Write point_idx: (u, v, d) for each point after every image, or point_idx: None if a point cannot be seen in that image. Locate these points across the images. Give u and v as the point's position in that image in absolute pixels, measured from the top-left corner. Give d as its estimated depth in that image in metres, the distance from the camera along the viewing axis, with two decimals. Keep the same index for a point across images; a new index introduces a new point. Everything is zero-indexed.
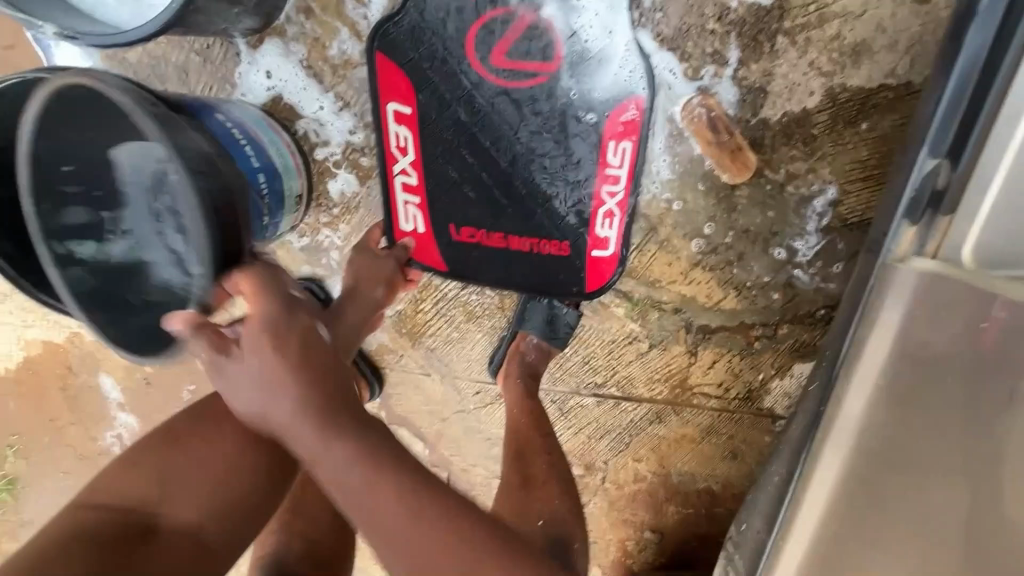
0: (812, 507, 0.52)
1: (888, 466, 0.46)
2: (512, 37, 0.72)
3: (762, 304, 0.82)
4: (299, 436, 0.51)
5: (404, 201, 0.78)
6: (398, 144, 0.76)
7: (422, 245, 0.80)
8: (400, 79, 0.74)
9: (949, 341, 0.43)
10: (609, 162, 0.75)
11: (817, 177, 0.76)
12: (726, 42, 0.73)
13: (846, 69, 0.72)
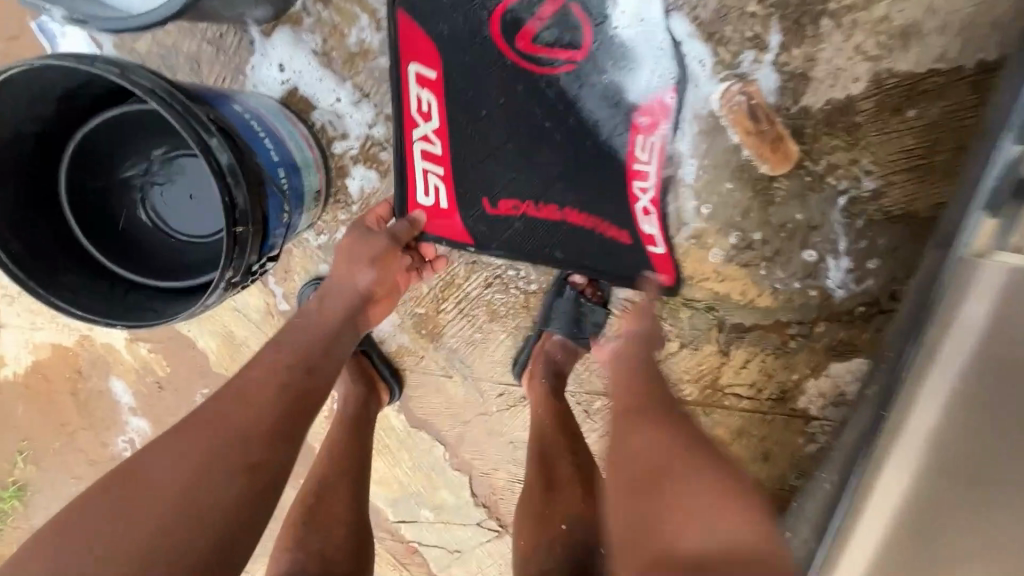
0: (877, 515, 0.52)
1: (973, 474, 0.47)
2: (541, 21, 0.68)
3: (800, 301, 0.78)
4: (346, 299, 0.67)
5: (424, 170, 0.72)
6: (421, 109, 0.70)
7: (441, 219, 0.74)
8: (429, 47, 0.69)
9: None
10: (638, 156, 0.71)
11: (860, 168, 0.72)
12: (766, 26, 0.69)
13: (895, 54, 0.68)
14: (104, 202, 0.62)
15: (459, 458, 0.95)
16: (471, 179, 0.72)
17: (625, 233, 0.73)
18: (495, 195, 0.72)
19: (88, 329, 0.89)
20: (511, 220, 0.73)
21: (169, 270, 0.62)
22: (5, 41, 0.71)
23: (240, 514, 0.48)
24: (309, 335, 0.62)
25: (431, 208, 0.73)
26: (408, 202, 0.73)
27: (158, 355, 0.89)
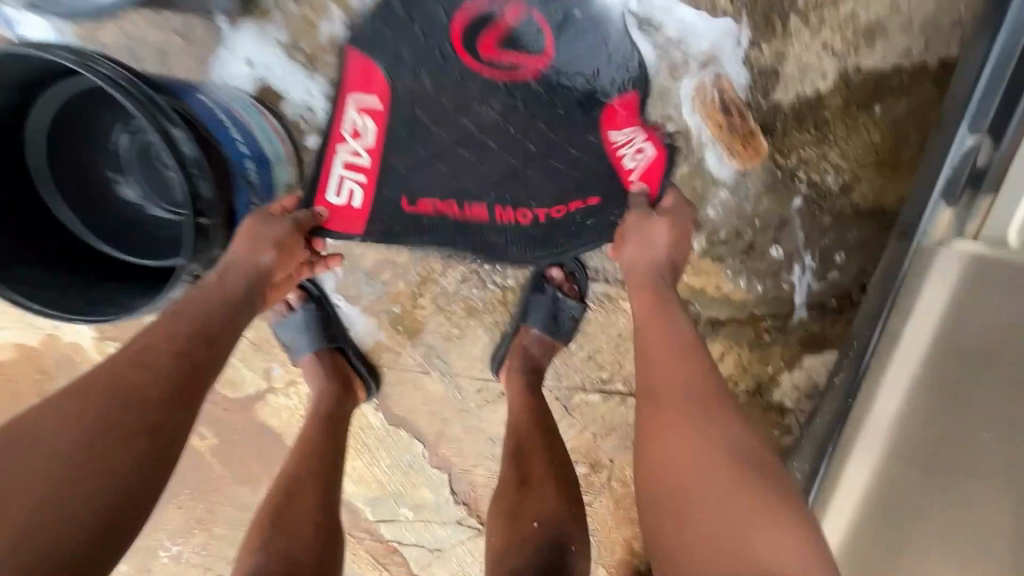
0: (849, 493, 0.57)
1: (946, 457, 0.49)
2: (502, 29, 0.69)
3: (773, 293, 0.79)
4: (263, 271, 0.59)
5: (341, 175, 0.70)
6: (353, 127, 0.70)
7: (341, 221, 0.70)
8: (375, 73, 0.69)
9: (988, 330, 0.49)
10: (617, 136, 0.71)
11: (829, 163, 0.73)
12: (737, 24, 0.71)
13: (861, 50, 0.70)
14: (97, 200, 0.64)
15: (438, 456, 0.95)
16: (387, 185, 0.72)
17: (587, 198, 0.72)
18: (412, 198, 0.72)
19: (55, 328, 0.86)
20: (421, 217, 0.72)
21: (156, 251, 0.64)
22: None
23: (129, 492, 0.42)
24: (206, 310, 0.54)
25: (342, 208, 0.70)
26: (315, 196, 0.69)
27: None
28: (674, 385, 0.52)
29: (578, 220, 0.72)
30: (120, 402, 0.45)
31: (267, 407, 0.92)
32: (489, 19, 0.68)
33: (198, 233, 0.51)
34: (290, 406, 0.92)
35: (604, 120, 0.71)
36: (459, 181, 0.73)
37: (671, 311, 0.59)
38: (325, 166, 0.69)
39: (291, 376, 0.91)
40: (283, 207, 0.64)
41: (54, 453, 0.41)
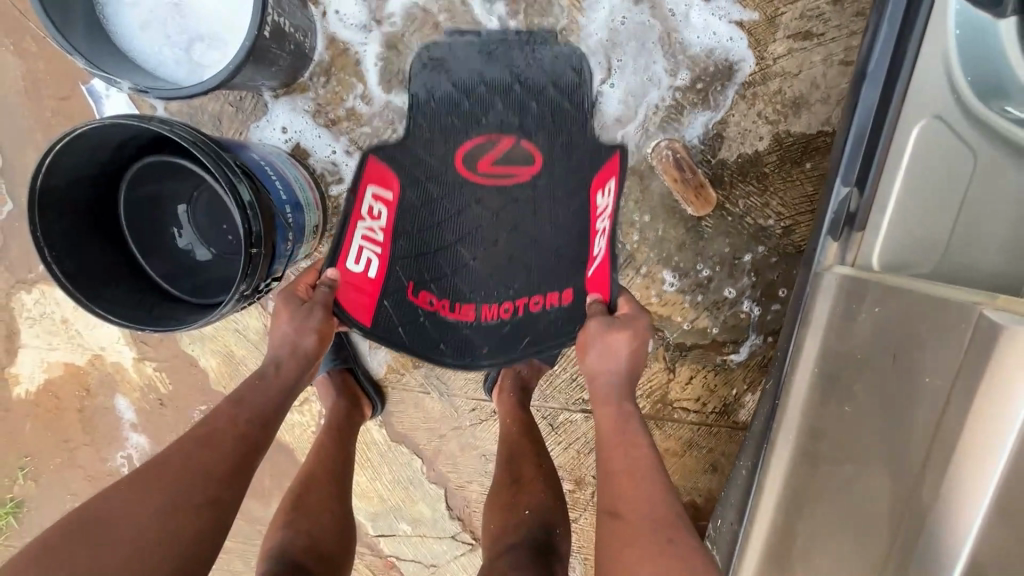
0: (772, 491, 0.63)
1: (833, 452, 0.55)
2: (496, 155, 0.79)
3: (731, 322, 0.91)
4: (306, 348, 0.69)
5: (360, 244, 0.73)
6: (370, 212, 0.75)
7: (360, 295, 0.74)
8: (390, 176, 0.77)
9: (860, 342, 0.54)
10: (600, 206, 0.72)
11: (770, 209, 0.87)
12: (684, 96, 0.85)
13: (789, 118, 0.84)
14: (157, 245, 0.72)
15: (435, 472, 1.04)
16: (404, 266, 0.76)
17: (563, 290, 0.74)
18: (418, 284, 0.76)
19: (100, 349, 0.97)
20: (418, 309, 0.75)
21: (201, 289, 0.73)
22: (58, 100, 0.84)
23: (202, 551, 0.53)
24: (267, 398, 0.66)
25: (359, 279, 0.74)
26: (337, 262, 0.73)
27: (163, 374, 0.98)
28: (636, 505, 0.56)
29: (550, 322, 0.74)
30: (197, 476, 0.56)
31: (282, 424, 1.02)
32: (485, 145, 0.79)
33: (250, 260, 0.64)
34: (301, 424, 1.01)
35: (591, 194, 0.75)
36: (470, 281, 0.77)
37: (630, 425, 0.64)
38: (347, 238, 0.73)
39: (305, 395, 1.01)
40: (309, 284, 0.72)
41: (153, 506, 0.52)
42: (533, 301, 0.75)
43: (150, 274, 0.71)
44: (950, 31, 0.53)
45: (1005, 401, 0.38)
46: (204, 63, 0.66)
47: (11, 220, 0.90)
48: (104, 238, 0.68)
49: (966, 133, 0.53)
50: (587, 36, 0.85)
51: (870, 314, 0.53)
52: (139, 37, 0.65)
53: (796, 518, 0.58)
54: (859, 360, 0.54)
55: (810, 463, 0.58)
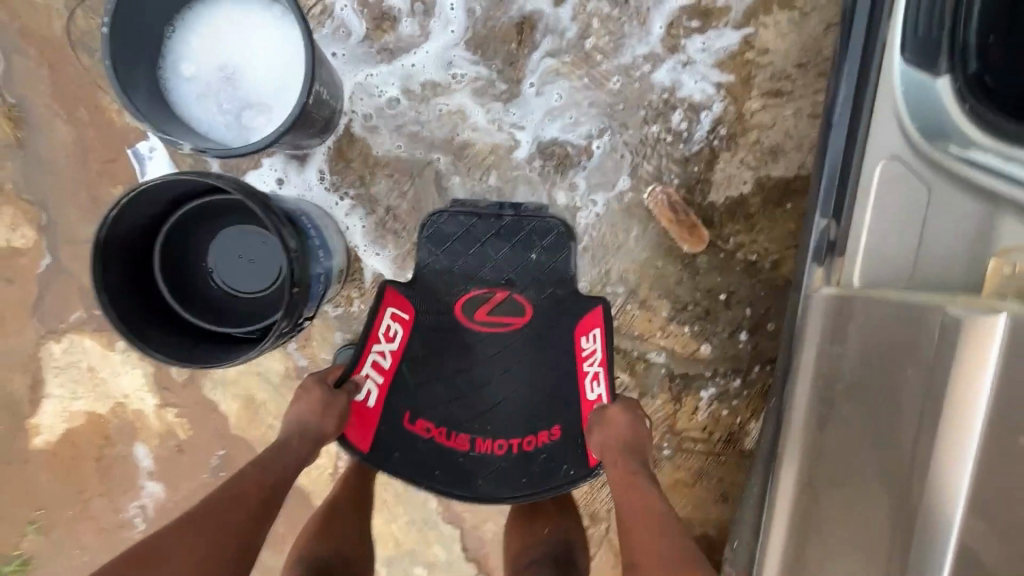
0: (782, 512, 0.68)
1: (835, 480, 0.60)
2: (491, 304, 0.83)
3: (730, 352, 0.98)
4: (300, 406, 0.74)
5: (367, 373, 0.79)
6: (387, 333, 0.80)
7: (361, 424, 0.78)
8: (405, 302, 0.81)
9: (850, 366, 0.60)
10: (584, 351, 0.80)
11: (758, 244, 0.95)
12: (675, 148, 0.94)
13: (769, 165, 0.93)
14: (195, 278, 0.77)
15: (450, 512, 1.04)
16: (401, 396, 0.81)
17: (552, 428, 0.80)
18: (414, 414, 0.80)
19: (123, 397, 0.99)
20: (416, 437, 0.79)
21: (237, 317, 0.78)
22: (103, 162, 0.91)
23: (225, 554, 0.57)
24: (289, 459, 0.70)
25: (357, 400, 0.78)
26: (367, 400, 0.79)
27: (182, 420, 1.00)
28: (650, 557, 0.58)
29: (544, 461, 0.79)
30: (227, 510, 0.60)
31: None
32: (481, 293, 0.83)
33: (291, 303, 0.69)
34: (311, 476, 1.00)
35: (574, 337, 0.81)
36: (438, 404, 0.81)
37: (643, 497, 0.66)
38: (359, 361, 0.78)
39: None
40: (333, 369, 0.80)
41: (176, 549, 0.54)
42: (526, 441, 0.80)
43: (194, 320, 0.75)
44: (893, 82, 0.64)
45: (968, 413, 0.43)
46: (251, 127, 0.74)
47: (47, 272, 0.95)
48: (146, 276, 0.73)
49: (922, 170, 0.62)
50: (584, 99, 0.93)
51: (857, 345, 0.59)
52: (195, 106, 0.74)
53: (809, 527, 0.64)
54: (848, 386, 0.60)
55: (813, 479, 0.65)
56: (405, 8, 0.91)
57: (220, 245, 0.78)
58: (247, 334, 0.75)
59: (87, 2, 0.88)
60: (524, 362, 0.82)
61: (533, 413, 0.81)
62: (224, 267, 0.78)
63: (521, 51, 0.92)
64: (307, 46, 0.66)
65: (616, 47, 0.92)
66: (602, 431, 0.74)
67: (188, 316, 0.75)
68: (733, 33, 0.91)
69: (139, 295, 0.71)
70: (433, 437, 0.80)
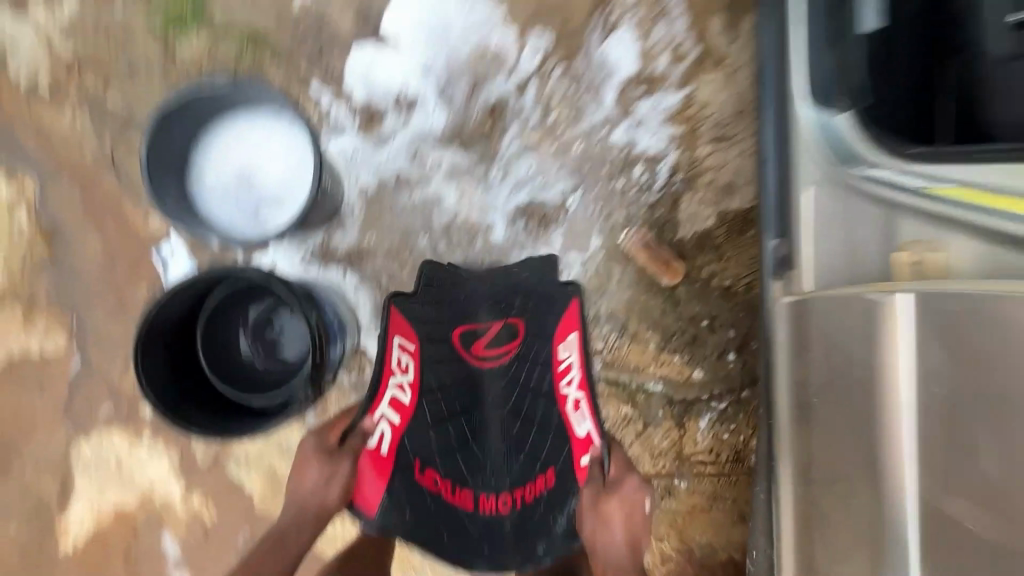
0: (787, 514, 0.74)
1: (824, 478, 0.66)
2: (488, 337, 0.87)
3: (721, 373, 1.05)
4: (304, 473, 0.88)
5: (381, 416, 0.86)
6: (398, 363, 0.86)
7: (380, 467, 0.86)
8: (411, 326, 0.88)
9: (818, 373, 0.66)
10: (560, 362, 0.88)
11: (729, 270, 1.04)
12: (640, 195, 1.05)
13: (725, 200, 1.04)
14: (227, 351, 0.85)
15: None
16: (410, 438, 0.86)
17: (547, 471, 0.86)
18: (422, 463, 0.86)
19: (150, 487, 1.02)
20: (426, 489, 0.85)
21: (266, 385, 0.86)
22: (130, 266, 1.01)
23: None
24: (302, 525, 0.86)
25: (369, 447, 0.87)
26: (377, 447, 0.86)
27: (208, 503, 1.03)
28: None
29: (542, 513, 0.86)
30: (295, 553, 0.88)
31: (325, 536, 1.02)
32: (477, 328, 0.87)
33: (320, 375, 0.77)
34: (334, 545, 1.02)
35: (552, 346, 0.88)
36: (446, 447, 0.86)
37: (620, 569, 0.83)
38: (375, 403, 0.87)
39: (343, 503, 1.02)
40: (331, 430, 0.91)
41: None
42: (526, 491, 0.86)
43: (228, 391, 0.84)
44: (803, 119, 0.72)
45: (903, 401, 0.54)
46: (268, 219, 0.84)
47: (77, 373, 1.01)
48: (185, 355, 0.81)
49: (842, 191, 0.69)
50: (554, 163, 1.03)
51: (821, 352, 0.66)
52: (219, 205, 0.84)
53: (811, 522, 0.69)
54: (819, 390, 0.66)
55: (806, 478, 0.70)
56: (390, 105, 1.01)
57: (250, 322, 0.87)
58: (276, 400, 0.83)
59: (111, 130, 1.00)
60: (524, 403, 0.88)
61: (530, 460, 0.86)
62: (257, 342, 0.87)
63: (494, 128, 1.02)
64: (315, 151, 0.78)
65: (576, 116, 1.02)
66: (597, 521, 0.86)
67: (222, 386, 0.83)
68: (676, 93, 1.03)
69: (179, 371, 0.80)
70: (441, 488, 0.85)
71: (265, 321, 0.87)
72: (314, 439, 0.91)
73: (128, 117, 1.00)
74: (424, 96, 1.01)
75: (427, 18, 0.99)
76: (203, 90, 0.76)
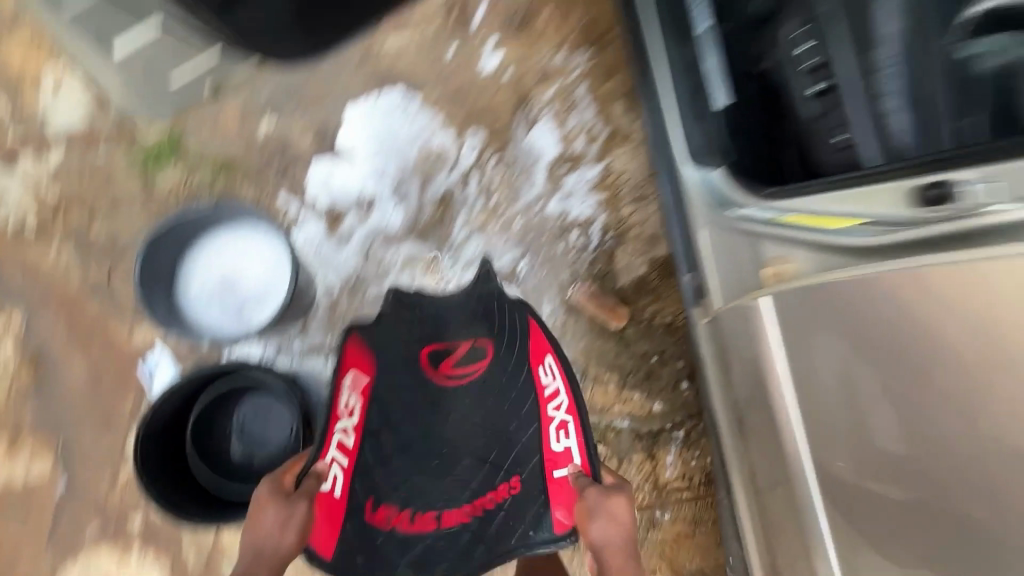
0: (747, 514, 0.83)
1: (766, 476, 0.76)
2: (457, 355, 0.96)
3: (679, 401, 1.16)
4: (261, 519, 0.71)
5: (333, 457, 0.79)
6: (346, 407, 0.83)
7: (329, 514, 0.77)
8: (366, 362, 0.89)
9: (741, 386, 0.77)
10: (544, 382, 0.87)
11: (668, 308, 1.18)
12: (580, 254, 1.19)
13: (653, 249, 1.20)
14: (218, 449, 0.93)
15: None
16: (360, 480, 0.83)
17: (511, 479, 0.87)
18: (376, 500, 0.83)
19: None
20: (377, 526, 0.82)
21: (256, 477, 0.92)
22: (116, 381, 1.06)
23: None
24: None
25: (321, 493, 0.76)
26: (330, 492, 0.78)
27: None
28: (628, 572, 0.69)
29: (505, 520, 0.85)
30: None
31: None
32: (448, 348, 0.97)
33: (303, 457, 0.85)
34: None
35: (533, 369, 0.90)
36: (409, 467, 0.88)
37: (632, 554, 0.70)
38: (324, 446, 0.79)
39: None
40: (284, 476, 0.78)
41: None
42: (487, 497, 0.87)
43: (219, 487, 0.90)
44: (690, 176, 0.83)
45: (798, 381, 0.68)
46: (249, 316, 0.94)
47: (64, 494, 1.03)
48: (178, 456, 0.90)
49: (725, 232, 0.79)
50: (501, 236, 1.18)
51: (742, 369, 0.76)
52: (204, 309, 0.94)
53: (768, 520, 0.77)
54: (747, 401, 0.77)
55: (757, 483, 0.79)
56: (351, 206, 1.15)
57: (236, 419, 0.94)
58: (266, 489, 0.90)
59: (95, 259, 1.09)
60: (493, 425, 0.92)
61: (494, 469, 0.89)
62: (243, 437, 0.94)
63: (444, 213, 1.17)
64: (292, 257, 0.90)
65: (513, 194, 1.18)
66: (599, 517, 0.73)
67: (215, 482, 0.91)
68: (595, 166, 1.19)
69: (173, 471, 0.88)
70: (396, 524, 0.83)
71: (249, 416, 0.94)
72: (266, 485, 0.76)
73: (112, 245, 1.10)
74: (381, 195, 1.16)
75: (376, 133, 1.17)
76: (192, 213, 0.89)
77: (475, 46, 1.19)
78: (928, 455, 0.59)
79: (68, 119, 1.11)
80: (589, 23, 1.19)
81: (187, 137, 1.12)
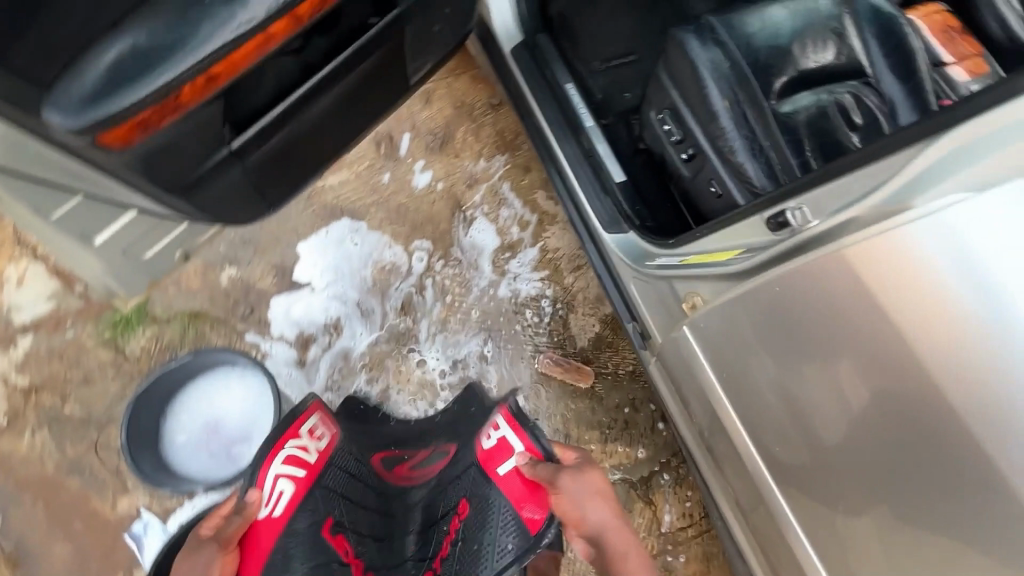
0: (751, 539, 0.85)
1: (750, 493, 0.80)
2: (418, 460, 1.03)
3: (660, 441, 1.23)
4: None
5: (278, 473, 0.71)
6: (307, 433, 0.77)
7: (258, 534, 0.68)
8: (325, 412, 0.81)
9: (700, 410, 0.84)
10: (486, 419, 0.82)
11: (627, 358, 1.29)
12: (537, 326, 1.29)
13: (601, 307, 1.32)
14: None
15: None
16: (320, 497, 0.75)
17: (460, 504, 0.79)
18: (335, 524, 0.75)
19: None
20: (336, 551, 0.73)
21: None
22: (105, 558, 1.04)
23: None
24: None
25: (251, 509, 0.69)
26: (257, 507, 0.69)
27: None
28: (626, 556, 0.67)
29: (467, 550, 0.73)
30: None
31: None
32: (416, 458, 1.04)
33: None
34: None
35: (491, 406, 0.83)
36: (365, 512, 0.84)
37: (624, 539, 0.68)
38: (267, 463, 0.72)
39: None
40: (211, 523, 0.69)
41: None
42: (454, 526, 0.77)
43: None
44: (607, 238, 0.98)
45: (746, 391, 0.74)
46: (236, 457, 0.98)
47: None
48: None
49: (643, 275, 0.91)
50: (462, 327, 1.27)
51: (692, 391, 0.84)
52: (191, 458, 0.98)
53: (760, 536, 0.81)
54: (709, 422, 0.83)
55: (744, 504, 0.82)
56: (319, 330, 1.23)
57: None
58: None
59: (71, 438, 1.10)
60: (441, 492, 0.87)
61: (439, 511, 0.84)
62: None
63: (408, 318, 1.26)
64: (274, 393, 0.97)
65: (465, 287, 1.30)
66: (581, 496, 0.69)
67: None
68: (533, 248, 1.34)
69: None
70: (349, 565, 0.73)
71: None
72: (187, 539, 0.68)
73: (87, 419, 1.11)
74: (346, 315, 1.25)
75: (331, 261, 1.28)
76: (171, 365, 0.95)
77: (406, 169, 1.36)
78: (867, 453, 0.64)
79: (34, 309, 1.16)
80: (499, 133, 1.40)
81: (152, 302, 1.20)
